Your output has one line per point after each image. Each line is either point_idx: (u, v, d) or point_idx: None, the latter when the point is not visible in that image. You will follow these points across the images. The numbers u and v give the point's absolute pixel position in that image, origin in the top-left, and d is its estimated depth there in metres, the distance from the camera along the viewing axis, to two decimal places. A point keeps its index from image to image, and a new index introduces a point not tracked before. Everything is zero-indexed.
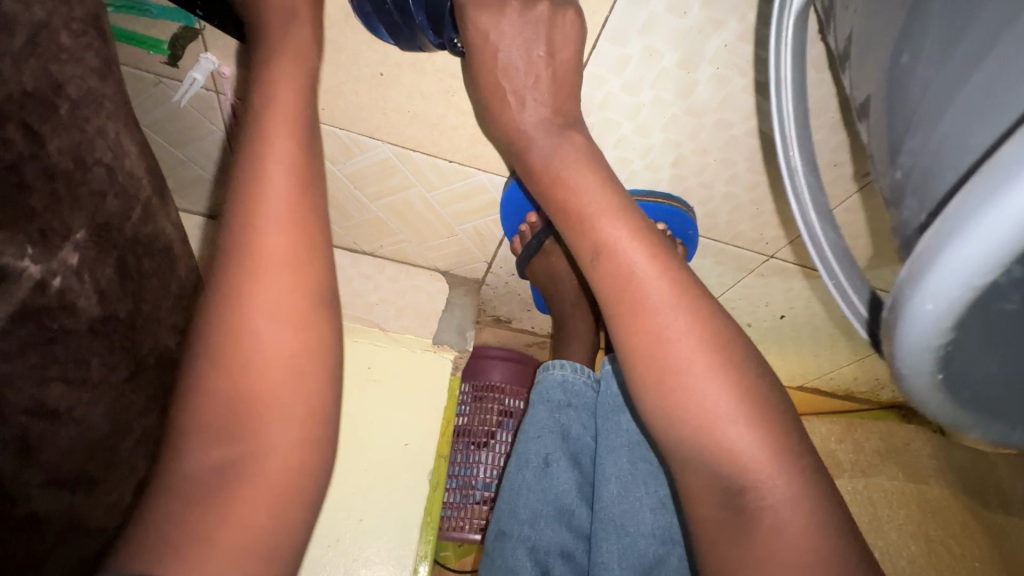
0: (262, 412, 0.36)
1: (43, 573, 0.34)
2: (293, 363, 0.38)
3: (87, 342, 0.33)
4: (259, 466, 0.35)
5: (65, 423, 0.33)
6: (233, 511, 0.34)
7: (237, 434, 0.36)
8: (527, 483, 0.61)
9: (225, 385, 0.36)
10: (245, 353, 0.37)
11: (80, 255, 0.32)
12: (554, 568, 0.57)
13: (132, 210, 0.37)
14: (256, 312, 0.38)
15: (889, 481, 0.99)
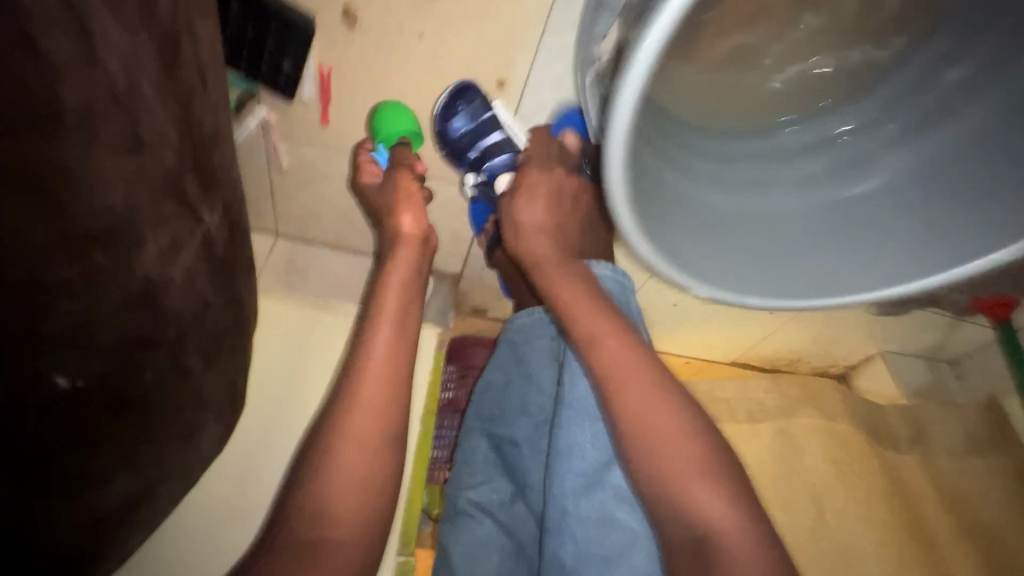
0: (338, 509, 0.54)
1: (176, 420, 0.56)
2: (375, 427, 0.58)
3: (220, 276, 0.56)
4: (353, 424, 0.58)
5: (208, 321, 0.55)
6: (339, 455, 0.56)
7: (324, 521, 0.53)
8: (493, 396, 0.90)
9: (330, 450, 0.56)
10: (359, 354, 0.62)
11: (223, 222, 0.55)
12: (504, 447, 0.86)
13: (237, 199, 0.60)
14: (369, 327, 0.64)
15: (805, 425, 1.19)
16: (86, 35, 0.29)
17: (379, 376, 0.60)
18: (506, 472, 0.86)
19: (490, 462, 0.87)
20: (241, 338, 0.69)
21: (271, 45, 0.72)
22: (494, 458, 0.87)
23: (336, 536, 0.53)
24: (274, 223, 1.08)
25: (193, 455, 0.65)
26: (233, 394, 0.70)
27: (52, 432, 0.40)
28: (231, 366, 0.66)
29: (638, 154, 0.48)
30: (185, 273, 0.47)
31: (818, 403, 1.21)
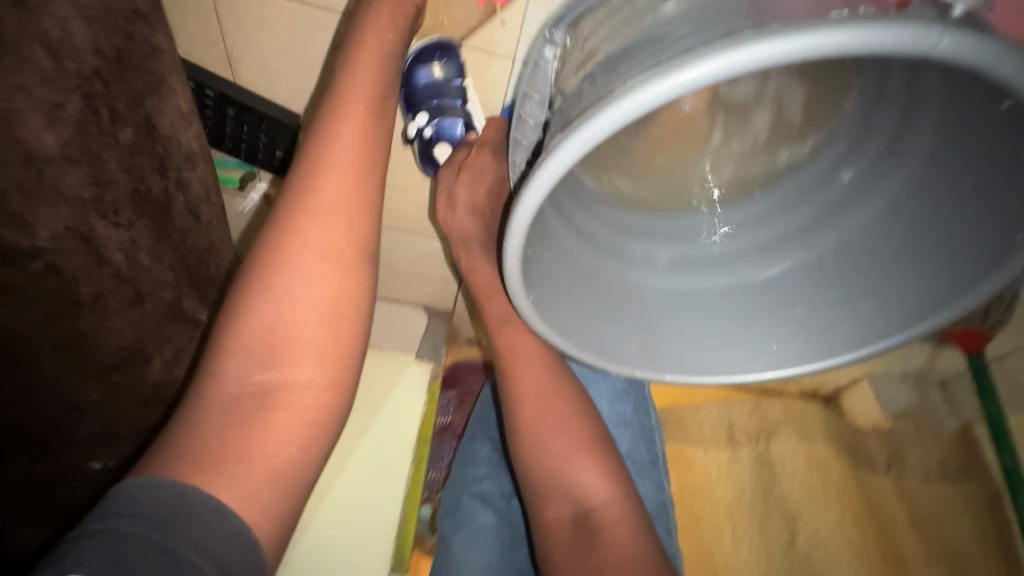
0: (293, 352, 0.51)
1: None
2: (313, 346, 0.52)
3: None
4: (287, 395, 0.51)
5: None
6: (265, 424, 0.49)
7: (275, 362, 0.51)
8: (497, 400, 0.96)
9: (275, 281, 0.51)
10: (294, 286, 0.51)
11: (224, 315, 0.66)
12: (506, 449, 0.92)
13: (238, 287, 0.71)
14: (312, 248, 0.52)
15: (785, 444, 1.18)
16: (96, 252, 0.39)
17: (329, 215, 0.53)
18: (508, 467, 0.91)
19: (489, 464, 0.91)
20: None
21: (264, 141, 0.83)
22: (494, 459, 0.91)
23: (291, 427, 0.50)
24: None
25: None
26: None
27: (88, 493, 0.53)
28: None
29: (548, 260, 0.55)
30: (194, 364, 0.58)
31: (798, 423, 1.21)
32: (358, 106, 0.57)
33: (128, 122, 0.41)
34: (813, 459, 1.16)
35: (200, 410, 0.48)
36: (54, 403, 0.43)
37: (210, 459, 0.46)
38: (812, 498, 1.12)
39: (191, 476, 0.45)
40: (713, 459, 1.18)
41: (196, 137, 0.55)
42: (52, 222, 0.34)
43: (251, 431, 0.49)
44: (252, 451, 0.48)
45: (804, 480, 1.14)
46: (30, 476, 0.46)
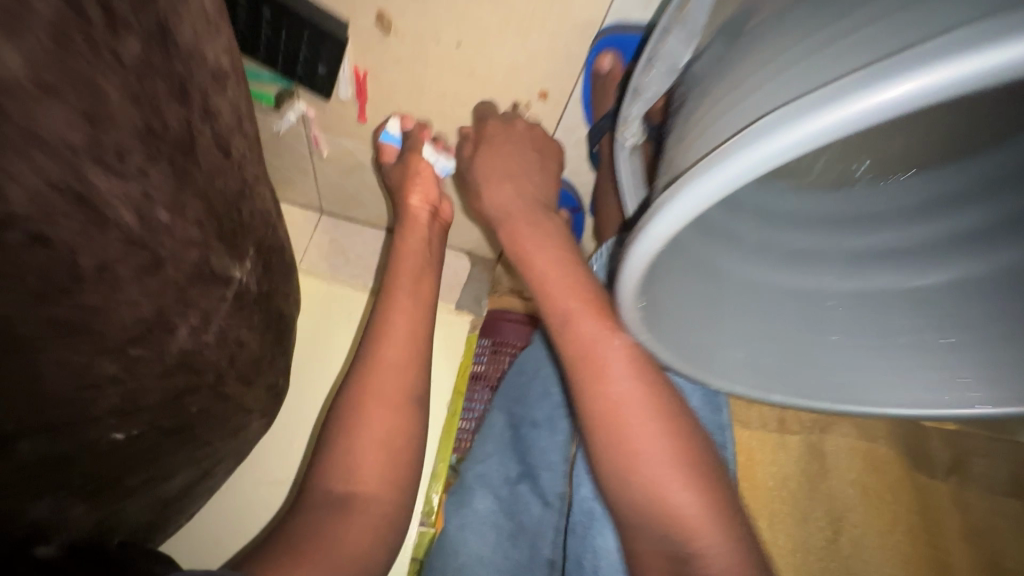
0: (366, 466, 0.60)
1: (225, 428, 0.66)
2: (397, 427, 0.63)
3: (257, 311, 0.60)
4: (360, 504, 0.57)
5: (244, 352, 0.59)
6: (349, 517, 0.56)
7: (355, 476, 0.59)
8: (524, 379, 0.91)
9: (364, 400, 0.62)
10: (365, 414, 0.62)
11: (256, 266, 0.58)
12: (523, 427, 0.85)
13: (274, 232, 0.64)
14: (376, 397, 0.63)
15: (843, 436, 1.10)
16: (96, 212, 0.30)
17: (410, 282, 0.72)
18: (518, 452, 0.84)
19: (505, 440, 0.85)
20: (285, 344, 0.77)
21: (304, 54, 0.70)
22: (510, 436, 0.86)
23: (324, 557, 0.52)
24: (320, 202, 1.10)
25: (243, 446, 0.77)
26: (279, 393, 0.79)
27: (118, 458, 0.49)
28: (275, 373, 0.74)
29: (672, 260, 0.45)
30: (222, 329, 0.51)
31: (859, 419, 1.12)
32: (410, 261, 0.74)
33: (135, 32, 0.30)
34: (869, 456, 1.08)
35: (301, 505, 0.58)
36: (63, 388, 0.36)
37: (305, 546, 0.52)
38: (864, 495, 1.05)
39: (276, 562, 0.50)
40: (761, 442, 1.11)
41: (226, 51, 0.43)
42: (32, 177, 0.26)
43: (333, 523, 0.55)
44: (346, 536, 0.54)
45: (854, 474, 1.07)
46: (43, 459, 0.40)
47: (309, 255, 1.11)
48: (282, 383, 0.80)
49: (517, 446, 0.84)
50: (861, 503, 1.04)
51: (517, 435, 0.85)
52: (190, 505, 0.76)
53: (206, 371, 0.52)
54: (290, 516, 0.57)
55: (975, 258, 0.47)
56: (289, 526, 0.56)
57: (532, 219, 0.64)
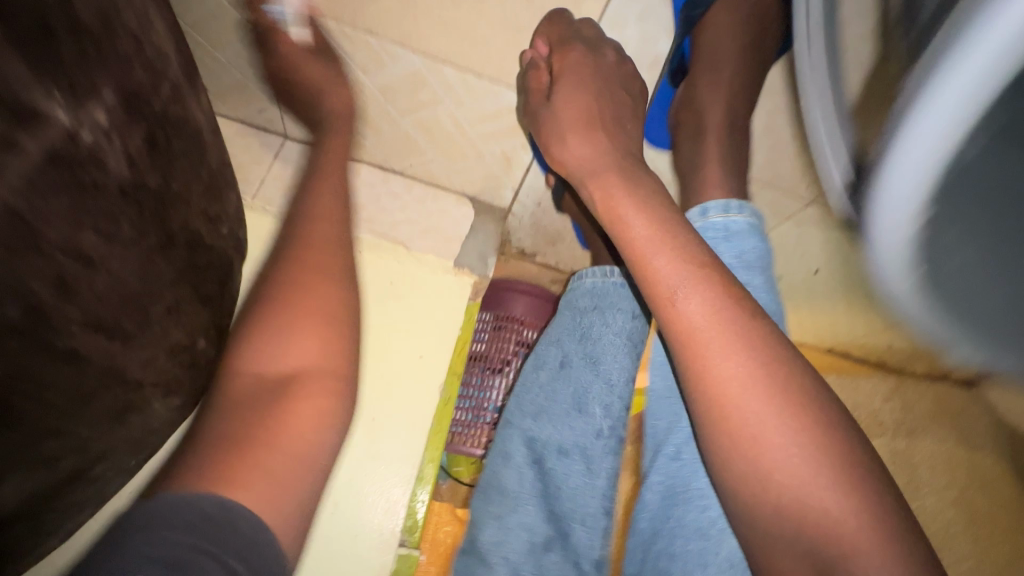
0: (294, 352, 0.50)
1: (86, 408, 0.41)
2: (318, 309, 0.52)
3: (119, 203, 0.34)
4: (298, 394, 0.48)
5: (99, 273, 0.34)
6: (286, 417, 0.47)
7: (293, 359, 0.49)
8: (540, 382, 0.68)
9: (292, 290, 0.52)
10: (297, 314, 0.51)
11: (110, 117, 0.32)
12: (550, 460, 0.63)
13: (161, 86, 0.38)
14: (300, 306, 0.51)
15: (935, 442, 0.89)
16: None
17: (327, 247, 0.56)
18: (544, 494, 0.62)
19: (528, 477, 0.62)
20: (205, 288, 0.53)
21: None
22: (535, 478, 0.62)
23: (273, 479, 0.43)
24: (281, 122, 0.84)
25: (137, 435, 0.52)
26: (196, 360, 0.54)
27: None
28: (185, 329, 0.49)
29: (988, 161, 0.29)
30: (17, 212, 0.26)
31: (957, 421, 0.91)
32: (328, 227, 0.57)
33: None
34: (972, 469, 0.87)
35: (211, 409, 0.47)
36: None
37: (241, 457, 0.43)
38: (970, 519, 0.82)
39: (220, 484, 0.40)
40: None
41: None
42: None
43: (270, 427, 0.45)
44: (292, 426, 0.46)
45: (955, 492, 0.84)
46: None
47: (264, 189, 0.84)
48: (203, 348, 0.55)
49: (540, 478, 0.62)
50: (967, 528, 0.81)
51: (539, 467, 0.63)
52: (54, 524, 0.51)
53: None
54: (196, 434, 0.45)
55: None
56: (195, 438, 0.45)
57: (629, 188, 0.61)
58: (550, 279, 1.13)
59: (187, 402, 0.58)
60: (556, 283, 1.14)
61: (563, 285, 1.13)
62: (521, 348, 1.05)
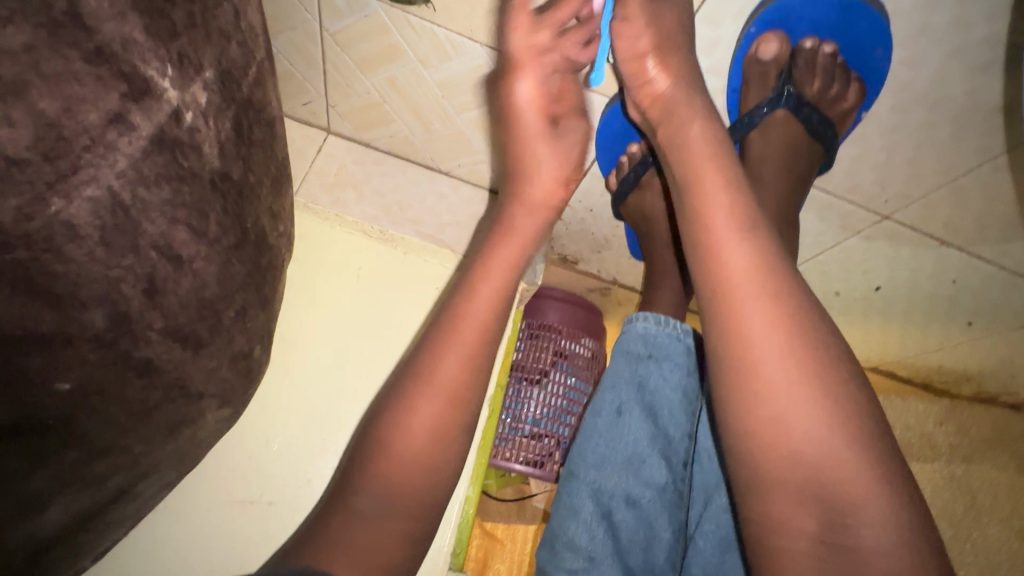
0: (410, 460, 0.48)
1: (147, 424, 0.37)
2: (434, 437, 0.48)
3: (208, 194, 0.30)
4: (391, 523, 0.46)
5: (185, 272, 0.29)
6: (380, 532, 0.45)
7: (396, 463, 0.47)
8: (599, 430, 0.60)
9: (400, 424, 0.48)
10: (411, 426, 0.48)
11: (208, 96, 0.28)
12: (618, 513, 0.56)
13: (250, 66, 0.34)
14: (423, 414, 0.49)
15: None
16: None
17: (461, 352, 0.51)
18: (617, 552, 0.55)
19: (598, 535, 0.55)
20: (266, 292, 0.48)
21: None
22: (606, 535, 0.55)
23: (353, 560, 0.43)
24: (327, 115, 0.80)
25: (188, 448, 0.48)
26: (251, 368, 0.49)
27: None
28: (247, 335, 0.45)
29: None
30: (121, 203, 0.24)
31: None
32: (471, 329, 0.52)
33: None
34: None
35: (331, 506, 0.46)
36: None
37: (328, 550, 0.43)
38: None
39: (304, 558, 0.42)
40: None
41: None
42: None
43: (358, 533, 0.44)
44: (369, 527, 0.45)
45: None
46: None
47: (307, 185, 0.81)
48: (259, 354, 0.51)
49: (609, 537, 0.55)
50: None
51: (609, 526, 0.56)
52: (89, 545, 0.46)
53: (83, 290, 0.24)
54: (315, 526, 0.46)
55: None
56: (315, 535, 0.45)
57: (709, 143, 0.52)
58: (589, 288, 1.09)
59: (236, 411, 0.53)
60: (594, 291, 1.10)
61: (601, 293, 1.09)
62: (560, 358, 1.00)
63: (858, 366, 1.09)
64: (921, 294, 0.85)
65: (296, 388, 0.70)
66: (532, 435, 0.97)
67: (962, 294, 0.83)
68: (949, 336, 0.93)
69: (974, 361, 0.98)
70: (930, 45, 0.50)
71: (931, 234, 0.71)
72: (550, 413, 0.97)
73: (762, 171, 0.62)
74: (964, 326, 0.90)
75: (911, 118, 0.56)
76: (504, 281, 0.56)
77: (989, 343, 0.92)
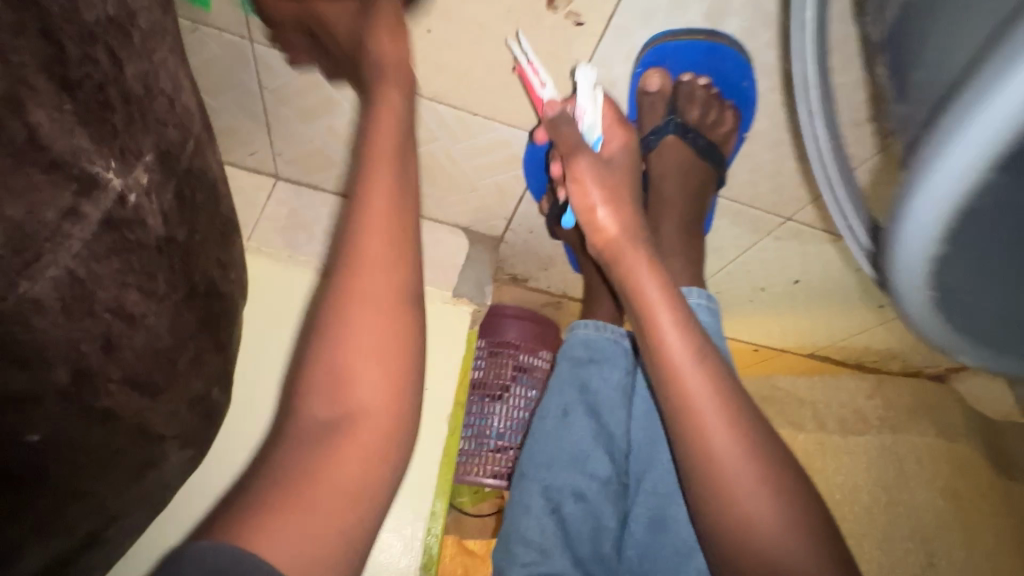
0: (358, 388, 0.42)
1: (115, 468, 0.40)
2: (383, 328, 0.44)
3: (156, 257, 0.35)
4: (356, 429, 0.42)
5: (138, 327, 0.34)
6: (340, 458, 0.40)
7: (342, 392, 0.42)
8: (546, 432, 0.65)
9: (336, 319, 0.43)
10: (348, 329, 0.43)
11: (149, 176, 0.33)
12: (566, 507, 0.61)
13: (187, 142, 0.39)
14: (360, 298, 0.43)
15: (919, 437, 0.94)
16: None
17: (381, 264, 0.44)
18: (570, 547, 0.59)
19: (549, 528, 0.60)
20: (220, 336, 0.52)
21: None
22: (555, 527, 0.60)
23: (310, 510, 0.38)
24: (273, 163, 0.85)
25: (156, 489, 0.51)
26: (211, 409, 0.53)
27: None
28: (205, 379, 0.49)
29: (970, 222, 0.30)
30: (77, 277, 0.29)
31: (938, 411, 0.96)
32: (376, 244, 0.45)
33: None
34: (957, 462, 0.92)
35: (286, 437, 0.42)
36: None
37: (283, 513, 0.37)
38: (956, 508, 0.87)
39: (241, 536, 0.36)
40: (841, 448, 0.93)
41: None
42: None
43: (318, 469, 0.40)
44: (324, 480, 0.39)
45: (941, 484, 0.89)
46: None
47: (258, 230, 0.84)
48: (218, 394, 0.54)
49: (559, 529, 0.60)
50: (956, 516, 0.86)
51: (559, 519, 0.60)
52: None
53: (50, 353, 0.28)
54: (253, 479, 0.40)
55: None
56: (262, 476, 0.40)
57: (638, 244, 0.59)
58: (542, 303, 1.15)
59: (201, 452, 0.56)
60: (547, 306, 1.17)
61: (554, 307, 1.15)
62: (519, 372, 1.06)
63: (796, 352, 1.19)
64: (835, 283, 0.95)
65: (258, 423, 0.74)
66: (498, 448, 1.01)
67: (869, 280, 0.93)
68: (869, 319, 1.03)
69: (894, 339, 1.08)
70: (789, 76, 0.58)
71: (829, 231, 0.81)
72: (514, 425, 1.02)
73: (668, 190, 0.70)
74: (878, 308, 1.00)
75: (787, 136, 0.65)
76: (400, 181, 0.47)
77: (902, 321, 1.03)
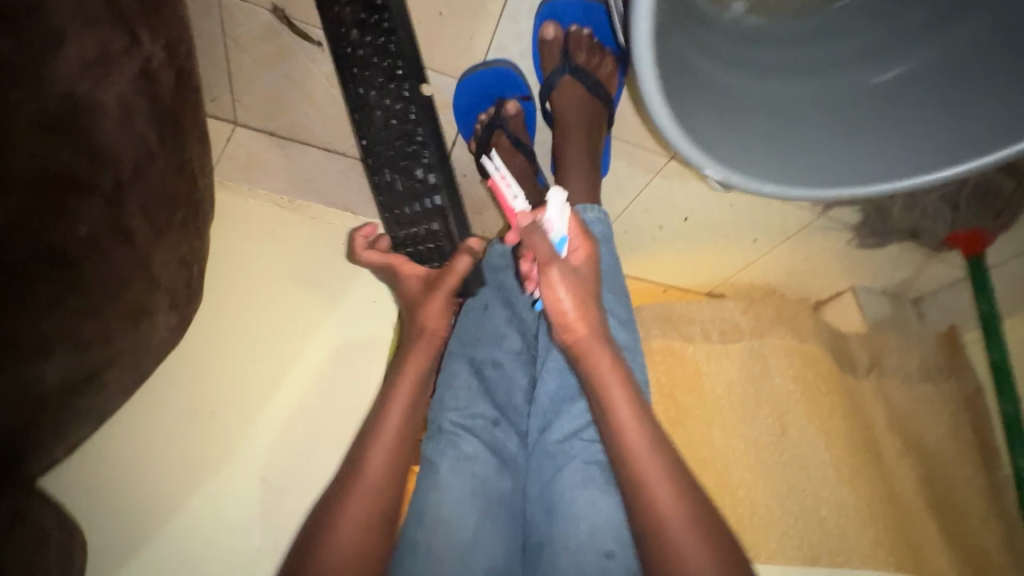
0: (340, 529, 0.57)
1: (125, 294, 0.52)
2: (366, 496, 0.59)
3: (166, 117, 0.48)
4: (325, 553, 0.55)
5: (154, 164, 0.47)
6: (314, 566, 0.55)
7: (327, 539, 0.56)
8: (470, 321, 0.81)
9: (329, 510, 0.58)
10: (335, 517, 0.57)
11: (163, 53, 0.46)
12: (486, 371, 0.76)
13: (184, 43, 0.52)
14: (346, 519, 0.58)
15: (782, 338, 1.14)
16: None
17: (369, 493, 0.59)
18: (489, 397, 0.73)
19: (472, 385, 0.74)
20: (199, 221, 0.63)
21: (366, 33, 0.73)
22: (477, 383, 0.74)
23: None
24: (233, 109, 0.96)
25: (145, 344, 0.62)
26: (191, 282, 0.65)
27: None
28: (189, 248, 0.61)
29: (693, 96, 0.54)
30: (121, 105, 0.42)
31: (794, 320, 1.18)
32: (376, 468, 0.61)
33: None
34: (808, 355, 1.12)
35: (298, 549, 0.57)
36: None
37: None
38: (803, 388, 1.08)
39: None
40: (715, 351, 1.14)
41: None
42: None
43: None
44: None
45: (794, 372, 1.10)
46: None
47: (221, 168, 0.95)
48: (197, 272, 0.66)
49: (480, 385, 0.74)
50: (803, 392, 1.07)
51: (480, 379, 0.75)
52: (69, 424, 0.59)
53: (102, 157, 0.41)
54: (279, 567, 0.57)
55: (888, 59, 0.58)
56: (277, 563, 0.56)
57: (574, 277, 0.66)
58: None
59: (182, 323, 0.68)
60: None
61: None
62: None
63: (696, 291, 1.40)
64: (716, 218, 1.17)
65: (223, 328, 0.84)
66: None
67: (740, 213, 1.15)
68: (747, 253, 1.26)
69: (769, 273, 1.32)
70: None
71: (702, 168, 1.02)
72: None
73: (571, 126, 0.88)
74: (752, 242, 1.23)
75: None
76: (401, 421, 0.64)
77: (772, 255, 1.26)
